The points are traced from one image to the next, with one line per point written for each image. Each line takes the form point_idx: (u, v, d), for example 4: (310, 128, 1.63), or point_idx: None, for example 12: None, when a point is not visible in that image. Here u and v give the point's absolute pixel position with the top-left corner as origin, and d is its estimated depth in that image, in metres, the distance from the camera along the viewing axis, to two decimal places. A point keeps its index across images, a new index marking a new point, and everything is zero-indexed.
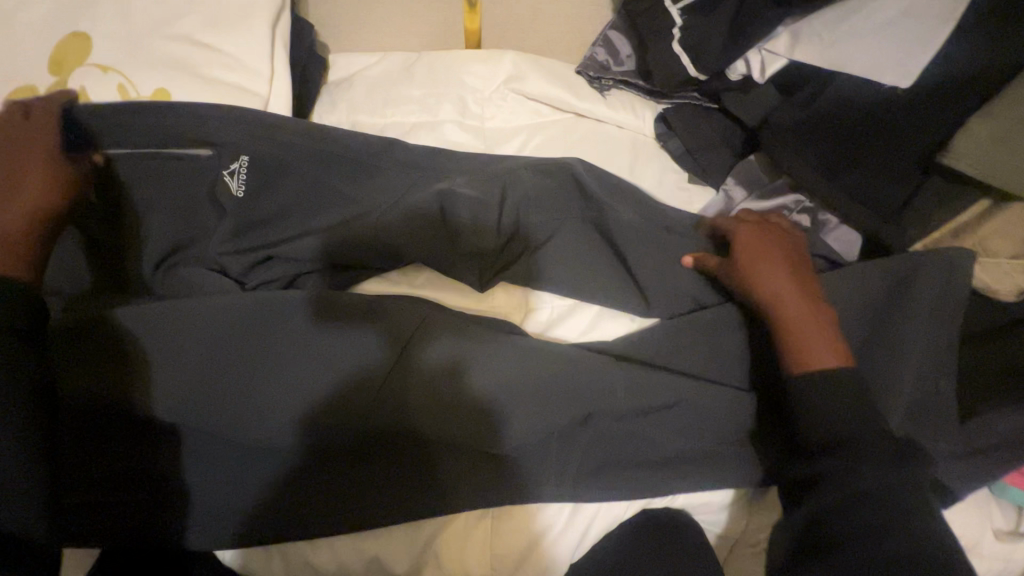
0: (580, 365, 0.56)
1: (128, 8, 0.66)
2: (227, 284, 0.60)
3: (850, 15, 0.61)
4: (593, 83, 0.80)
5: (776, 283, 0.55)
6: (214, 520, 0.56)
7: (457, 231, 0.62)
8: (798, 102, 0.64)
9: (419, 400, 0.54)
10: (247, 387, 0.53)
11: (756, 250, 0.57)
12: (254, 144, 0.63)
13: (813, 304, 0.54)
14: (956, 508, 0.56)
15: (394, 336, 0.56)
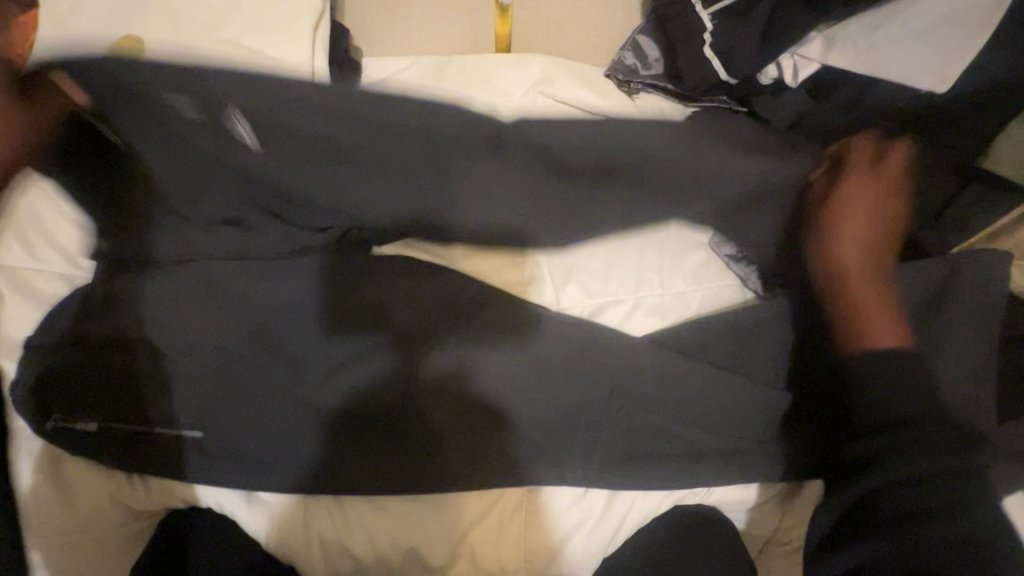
0: (596, 355, 0.59)
1: (176, 13, 0.69)
2: None
3: (887, 18, 0.60)
4: (621, 86, 0.80)
5: (854, 258, 0.57)
6: (249, 497, 0.59)
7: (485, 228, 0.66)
8: (833, 105, 0.65)
9: (439, 384, 0.58)
10: (283, 373, 0.59)
11: (851, 205, 0.57)
12: None
13: (883, 286, 0.56)
14: None
15: (415, 328, 0.60)
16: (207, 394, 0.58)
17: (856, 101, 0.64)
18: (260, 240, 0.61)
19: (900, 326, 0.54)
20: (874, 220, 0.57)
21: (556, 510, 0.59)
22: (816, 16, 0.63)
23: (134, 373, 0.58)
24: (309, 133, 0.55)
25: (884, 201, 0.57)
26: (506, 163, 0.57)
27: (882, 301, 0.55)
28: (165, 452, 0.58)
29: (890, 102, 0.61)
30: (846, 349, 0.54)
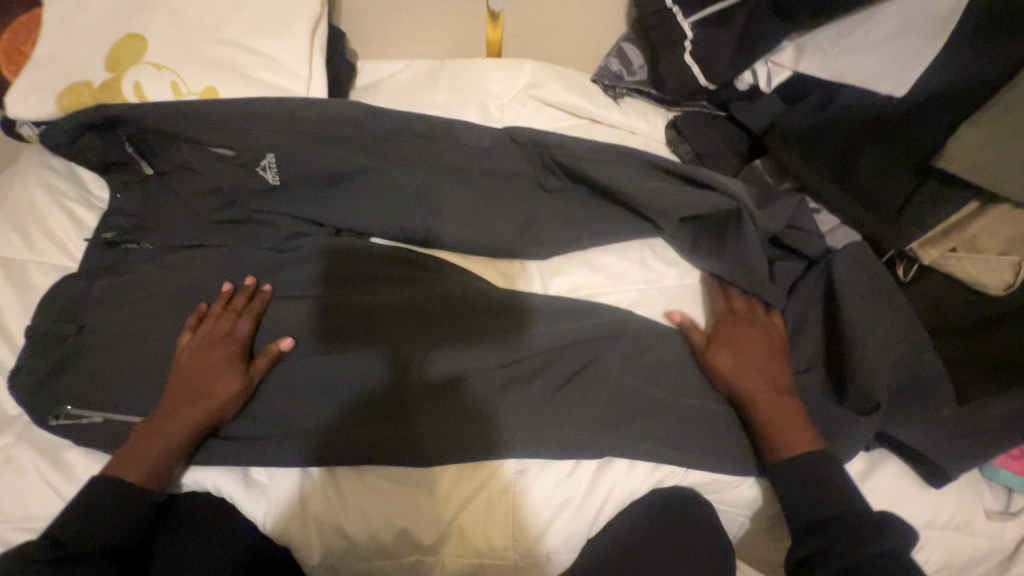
0: (569, 355, 0.65)
1: (175, 13, 0.71)
2: (275, 271, 0.68)
3: (851, 28, 0.64)
4: (607, 91, 0.86)
5: (746, 375, 0.61)
6: (244, 477, 0.61)
7: (481, 225, 0.71)
8: (807, 107, 0.69)
9: (429, 388, 0.62)
10: (282, 372, 0.63)
11: (744, 346, 0.63)
12: (287, 144, 0.68)
13: (778, 384, 0.61)
14: (948, 487, 0.59)
15: (407, 336, 0.64)
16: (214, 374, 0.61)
17: (824, 103, 0.69)
18: (282, 252, 0.69)
19: (805, 428, 0.59)
20: (754, 346, 0.63)
21: (545, 488, 0.61)
22: (787, 25, 0.66)
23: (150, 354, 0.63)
24: (335, 162, 0.69)
25: (765, 344, 0.63)
26: (500, 183, 0.72)
27: (777, 399, 0.60)
28: None
29: (856, 106, 0.65)
30: (778, 451, 0.58)
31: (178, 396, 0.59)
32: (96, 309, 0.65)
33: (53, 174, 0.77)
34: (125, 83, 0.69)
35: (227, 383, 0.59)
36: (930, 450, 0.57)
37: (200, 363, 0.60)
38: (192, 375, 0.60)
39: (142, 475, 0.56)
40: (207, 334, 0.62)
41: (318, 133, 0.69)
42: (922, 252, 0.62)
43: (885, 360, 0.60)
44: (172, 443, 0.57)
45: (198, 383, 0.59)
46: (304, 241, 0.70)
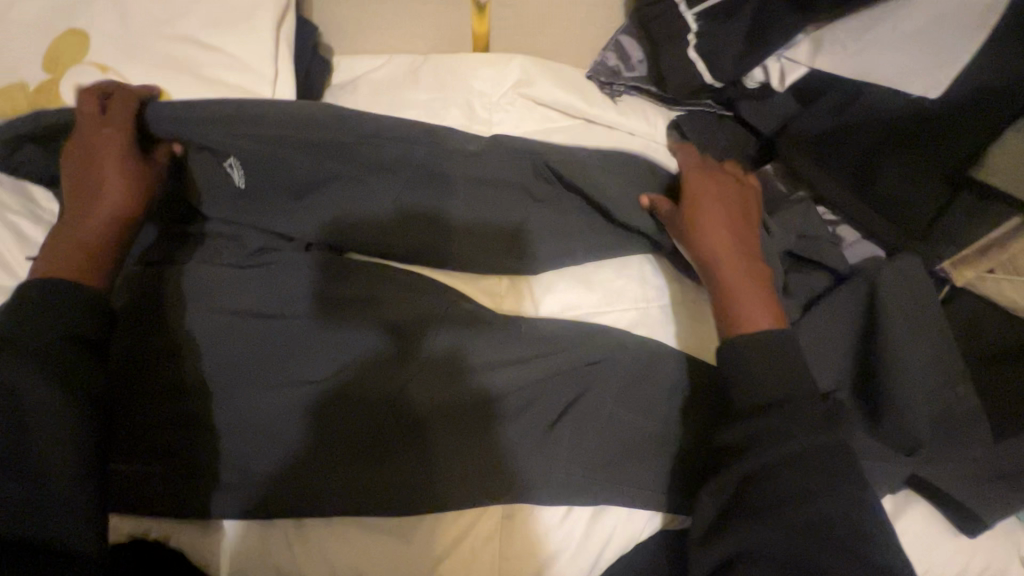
0: (572, 365, 0.59)
1: (121, 4, 0.64)
2: (235, 278, 0.60)
3: (876, 21, 0.56)
4: (604, 89, 0.79)
5: (719, 221, 0.58)
6: (199, 523, 0.55)
7: (464, 227, 0.65)
8: (822, 109, 0.62)
9: (428, 365, 0.58)
10: (264, 350, 0.58)
11: (706, 210, 0.58)
12: (240, 143, 0.60)
13: (749, 258, 0.57)
14: (978, 537, 0.53)
15: (407, 310, 0.60)
16: (186, 389, 0.56)
17: (843, 104, 0.61)
18: (251, 254, 0.62)
19: (772, 306, 0.55)
20: (724, 209, 0.59)
21: (533, 532, 0.56)
22: (804, 17, 0.59)
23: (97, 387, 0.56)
24: (300, 171, 0.62)
25: (741, 218, 0.59)
26: (485, 188, 0.65)
27: (748, 274, 0.56)
28: (121, 484, 0.54)
29: (881, 107, 0.58)
30: (733, 323, 0.54)
31: (86, 163, 0.57)
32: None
33: None
34: (65, 83, 0.62)
35: (115, 144, 0.57)
36: (960, 492, 0.52)
37: (86, 148, 0.57)
38: (78, 190, 0.57)
39: (96, 272, 0.55)
40: (81, 148, 0.57)
41: (274, 123, 0.60)
42: (955, 274, 0.57)
43: (924, 392, 0.54)
44: (99, 234, 0.56)
45: (95, 176, 0.57)
46: (279, 235, 0.63)
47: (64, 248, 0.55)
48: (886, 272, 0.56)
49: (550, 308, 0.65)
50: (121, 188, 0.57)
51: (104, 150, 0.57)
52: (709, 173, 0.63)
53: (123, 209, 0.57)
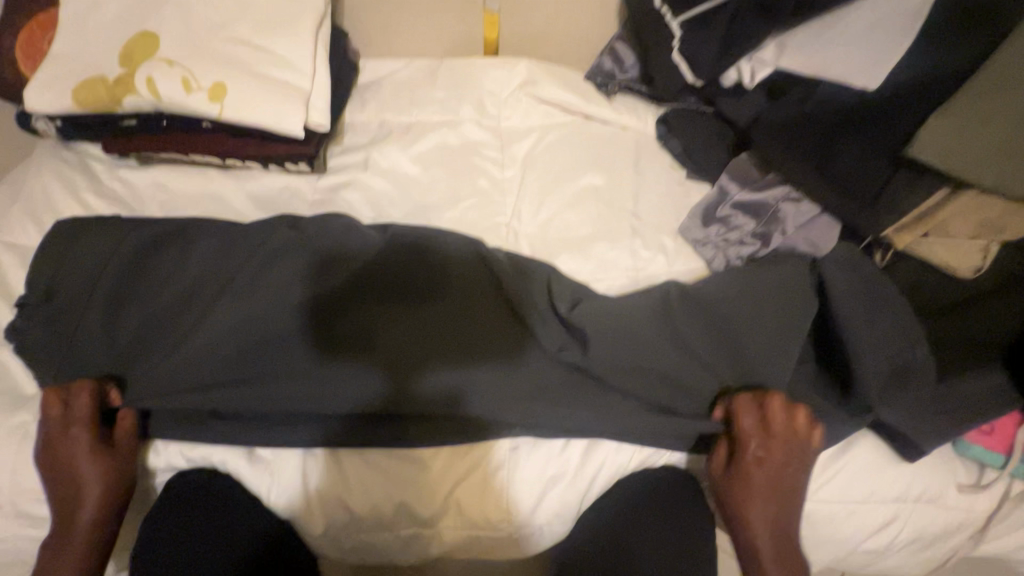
0: (558, 374, 0.63)
1: (185, 11, 0.74)
2: (251, 274, 0.66)
3: (832, 24, 0.68)
4: (600, 89, 0.91)
5: (765, 534, 0.59)
6: (240, 454, 0.63)
7: (450, 258, 0.69)
8: (787, 102, 0.72)
9: (429, 405, 0.61)
10: (264, 392, 0.61)
11: (752, 519, 0.60)
12: (246, 260, 0.67)
13: (785, 506, 0.60)
14: (920, 463, 0.62)
15: (404, 356, 0.63)
16: (196, 377, 0.61)
17: (803, 97, 0.71)
18: (273, 240, 0.68)
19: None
20: (769, 504, 0.60)
21: (538, 465, 0.64)
22: (769, 25, 0.69)
23: (147, 335, 0.64)
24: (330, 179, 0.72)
25: (784, 490, 0.60)
26: None
27: (781, 535, 0.60)
28: (177, 420, 0.63)
29: (832, 100, 0.68)
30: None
31: (53, 482, 0.59)
32: (93, 278, 0.65)
33: (69, 167, 0.81)
34: (138, 76, 0.72)
35: (101, 478, 0.59)
36: (910, 428, 0.60)
37: (52, 457, 0.59)
38: (57, 482, 0.59)
39: None
40: (49, 443, 0.59)
41: (278, 234, 0.68)
42: (896, 238, 0.66)
43: (875, 346, 0.62)
44: (81, 552, 0.58)
45: (61, 506, 0.59)
46: (281, 261, 0.66)
47: (61, 514, 0.58)
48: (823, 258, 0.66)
49: (541, 284, 0.67)
50: (96, 520, 0.59)
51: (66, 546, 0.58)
52: (768, 434, 0.60)
53: (94, 527, 0.59)
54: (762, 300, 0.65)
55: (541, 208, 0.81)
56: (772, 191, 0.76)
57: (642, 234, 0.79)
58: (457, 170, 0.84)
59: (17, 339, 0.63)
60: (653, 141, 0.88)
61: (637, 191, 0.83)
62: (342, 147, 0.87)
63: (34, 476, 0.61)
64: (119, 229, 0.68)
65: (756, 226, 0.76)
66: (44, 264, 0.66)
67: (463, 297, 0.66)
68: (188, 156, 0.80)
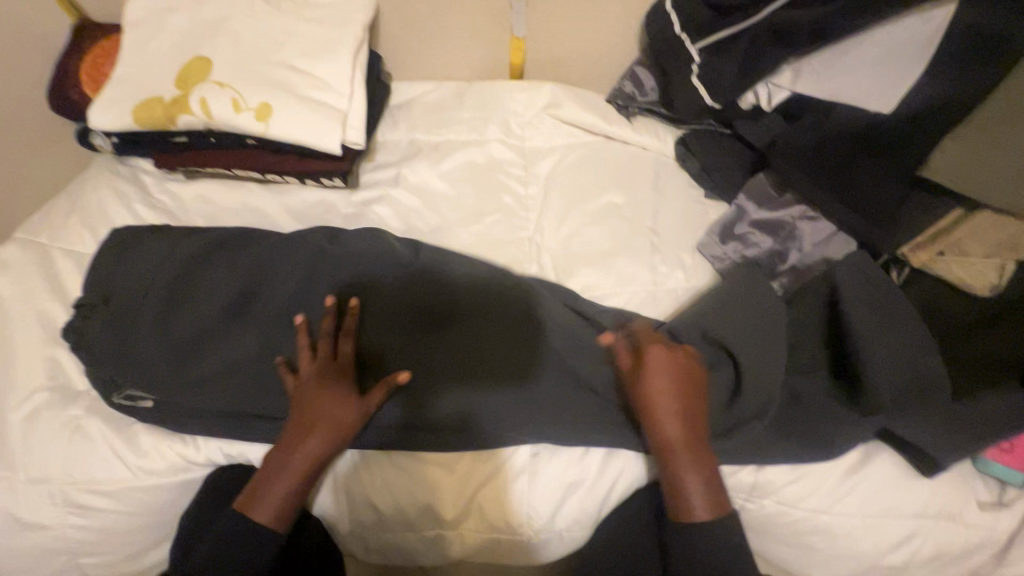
0: (570, 392, 0.66)
1: (236, 38, 0.80)
2: (281, 292, 0.70)
3: (846, 49, 0.70)
4: (621, 111, 0.95)
5: (673, 426, 0.60)
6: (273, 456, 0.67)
7: (459, 280, 0.71)
8: (805, 124, 0.74)
9: (444, 427, 0.65)
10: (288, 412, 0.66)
11: (666, 412, 0.60)
12: (281, 273, 0.71)
13: (690, 403, 0.61)
14: (940, 478, 0.62)
15: (418, 381, 0.66)
16: (231, 388, 0.66)
17: (820, 120, 0.73)
18: (303, 257, 0.71)
19: (715, 493, 0.59)
20: (679, 399, 0.60)
21: (558, 472, 0.66)
22: (785, 52, 0.73)
23: (196, 335, 0.68)
24: None
25: (688, 385, 0.61)
26: None
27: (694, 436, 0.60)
28: (217, 419, 0.66)
29: (848, 122, 0.70)
30: (680, 519, 0.59)
31: (321, 410, 0.61)
32: (149, 281, 0.70)
33: (123, 180, 0.87)
34: (193, 98, 0.77)
35: (321, 399, 0.62)
36: (929, 444, 0.60)
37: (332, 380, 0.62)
38: (302, 406, 0.62)
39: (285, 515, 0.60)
40: (340, 380, 0.63)
41: (312, 245, 0.72)
42: (912, 257, 0.68)
43: (890, 362, 0.63)
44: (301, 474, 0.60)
45: (294, 435, 0.61)
46: (311, 285, 0.70)
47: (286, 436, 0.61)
48: (840, 273, 0.68)
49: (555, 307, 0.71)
50: (322, 443, 0.60)
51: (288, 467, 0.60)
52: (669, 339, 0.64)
53: (322, 457, 0.61)
54: (775, 319, 0.67)
55: (563, 223, 0.85)
56: (790, 210, 0.78)
57: (662, 250, 0.81)
58: (483, 187, 0.88)
59: (75, 338, 0.68)
60: (672, 160, 0.92)
61: (656, 208, 0.86)
62: (374, 164, 0.92)
63: (83, 466, 0.65)
64: (173, 238, 0.73)
65: (773, 244, 0.78)
66: (103, 268, 0.71)
67: (476, 320, 0.69)
68: (232, 171, 0.86)
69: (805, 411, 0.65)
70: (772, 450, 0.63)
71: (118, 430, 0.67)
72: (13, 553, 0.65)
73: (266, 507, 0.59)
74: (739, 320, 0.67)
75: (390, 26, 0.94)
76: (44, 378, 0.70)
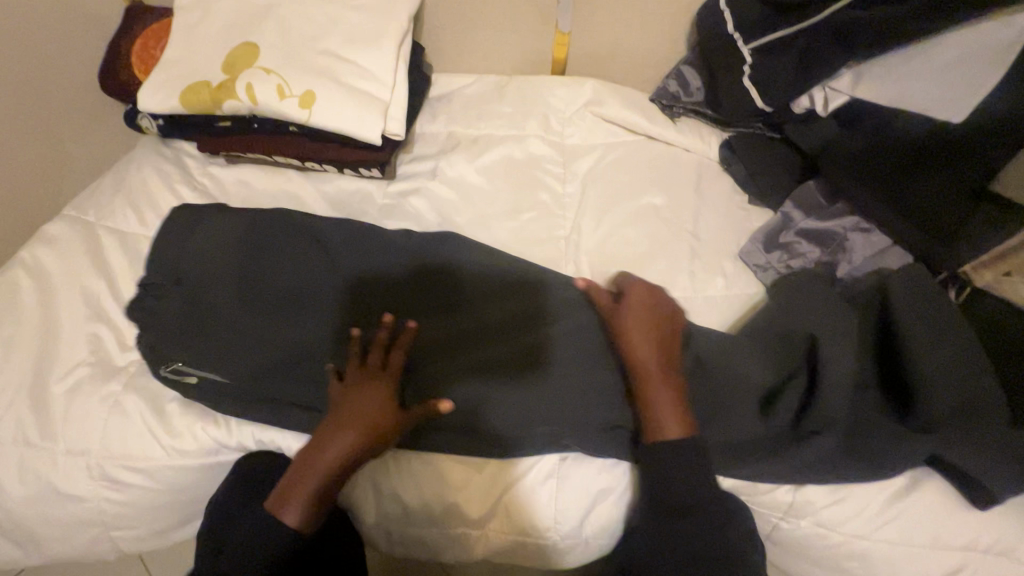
0: (592, 389, 0.65)
1: (284, 25, 0.81)
2: (317, 280, 0.72)
3: (914, 53, 0.66)
4: (665, 110, 0.93)
5: (651, 356, 0.62)
6: (292, 438, 0.67)
7: (464, 266, 0.73)
8: (859, 132, 0.72)
9: (453, 410, 0.65)
10: (312, 392, 0.67)
11: (643, 339, 0.63)
12: (320, 264, 0.72)
13: (663, 338, 0.64)
14: (993, 512, 0.59)
15: (428, 365, 0.67)
16: (265, 373, 0.67)
17: (878, 128, 0.71)
18: (335, 249, 0.74)
19: (686, 416, 0.61)
20: (652, 331, 0.63)
21: (586, 478, 0.64)
22: (847, 54, 0.69)
23: (233, 317, 0.69)
24: None
25: (661, 323, 0.64)
26: None
27: (667, 366, 0.62)
28: (250, 403, 0.66)
29: (911, 134, 0.68)
30: (655, 437, 0.61)
31: (357, 413, 0.61)
32: (193, 262, 0.72)
33: (166, 162, 0.88)
34: (239, 82, 0.78)
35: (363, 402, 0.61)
36: (981, 475, 0.57)
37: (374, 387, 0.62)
38: (342, 408, 0.61)
39: (308, 515, 0.59)
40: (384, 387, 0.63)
41: (355, 230, 0.74)
42: (974, 275, 0.65)
43: (946, 380, 0.60)
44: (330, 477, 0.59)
45: (330, 434, 0.60)
46: (332, 269, 0.72)
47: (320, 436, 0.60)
48: (893, 282, 0.65)
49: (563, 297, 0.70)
50: (354, 452, 0.60)
51: (318, 469, 0.59)
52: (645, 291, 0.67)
53: (354, 463, 0.60)
54: (818, 327, 0.65)
55: (601, 222, 0.83)
56: (841, 221, 0.75)
57: (702, 254, 0.79)
58: (521, 184, 0.87)
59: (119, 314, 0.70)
60: (716, 164, 0.89)
61: (697, 211, 0.83)
62: (411, 156, 0.91)
63: (119, 441, 0.66)
64: (215, 219, 0.74)
65: (820, 255, 0.75)
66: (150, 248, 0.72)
67: (482, 308, 0.70)
68: (271, 157, 0.86)
69: (855, 429, 0.61)
70: (815, 468, 0.60)
71: (152, 408, 0.68)
72: (50, 521, 0.66)
73: (295, 505, 0.59)
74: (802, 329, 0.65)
75: (434, 17, 0.93)
76: (86, 353, 0.71)
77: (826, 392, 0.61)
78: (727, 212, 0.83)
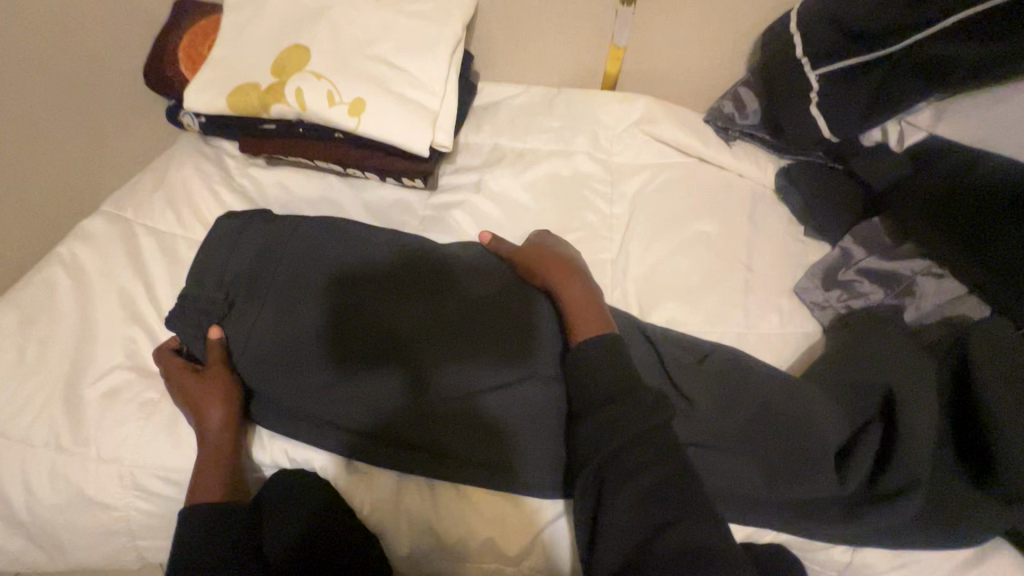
0: None
1: (336, 28, 0.78)
2: (318, 272, 0.69)
3: (1005, 95, 0.64)
4: (719, 133, 0.89)
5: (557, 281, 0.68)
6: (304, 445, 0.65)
7: (462, 261, 0.72)
8: (937, 173, 0.68)
9: (446, 410, 0.63)
10: (311, 390, 0.64)
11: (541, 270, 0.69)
12: (347, 261, 0.70)
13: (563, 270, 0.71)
14: None
15: (419, 361, 0.64)
16: (266, 370, 0.65)
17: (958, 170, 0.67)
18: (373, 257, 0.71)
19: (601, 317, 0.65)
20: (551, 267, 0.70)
21: None
22: None
23: (264, 322, 0.67)
24: None
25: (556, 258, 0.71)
26: None
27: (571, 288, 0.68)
28: (289, 419, 0.65)
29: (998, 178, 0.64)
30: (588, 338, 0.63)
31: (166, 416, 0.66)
32: (232, 272, 0.70)
33: (206, 161, 0.87)
34: (289, 86, 0.76)
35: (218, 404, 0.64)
36: None
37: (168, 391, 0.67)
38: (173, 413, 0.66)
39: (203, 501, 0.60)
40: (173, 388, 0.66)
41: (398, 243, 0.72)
42: None
43: None
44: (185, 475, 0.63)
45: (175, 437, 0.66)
46: (335, 261, 0.70)
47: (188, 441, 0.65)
48: (973, 337, 0.61)
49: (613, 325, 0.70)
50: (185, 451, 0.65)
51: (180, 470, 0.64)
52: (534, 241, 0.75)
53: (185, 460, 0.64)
54: (886, 377, 0.61)
55: (649, 247, 0.80)
56: (911, 263, 0.71)
57: (756, 288, 0.76)
58: (567, 202, 0.84)
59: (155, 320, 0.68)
60: (771, 191, 0.85)
61: (751, 241, 0.80)
62: (454, 167, 0.88)
63: (152, 451, 0.65)
64: (257, 226, 0.72)
65: (884, 297, 0.72)
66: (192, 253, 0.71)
67: (484, 305, 0.67)
68: (315, 162, 0.84)
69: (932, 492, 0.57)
70: (883, 530, 0.57)
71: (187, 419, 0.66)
72: (78, 528, 0.65)
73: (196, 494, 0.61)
74: (881, 381, 0.61)
75: (485, 25, 0.91)
76: (121, 356, 0.70)
77: (910, 451, 0.57)
78: (783, 244, 0.80)
